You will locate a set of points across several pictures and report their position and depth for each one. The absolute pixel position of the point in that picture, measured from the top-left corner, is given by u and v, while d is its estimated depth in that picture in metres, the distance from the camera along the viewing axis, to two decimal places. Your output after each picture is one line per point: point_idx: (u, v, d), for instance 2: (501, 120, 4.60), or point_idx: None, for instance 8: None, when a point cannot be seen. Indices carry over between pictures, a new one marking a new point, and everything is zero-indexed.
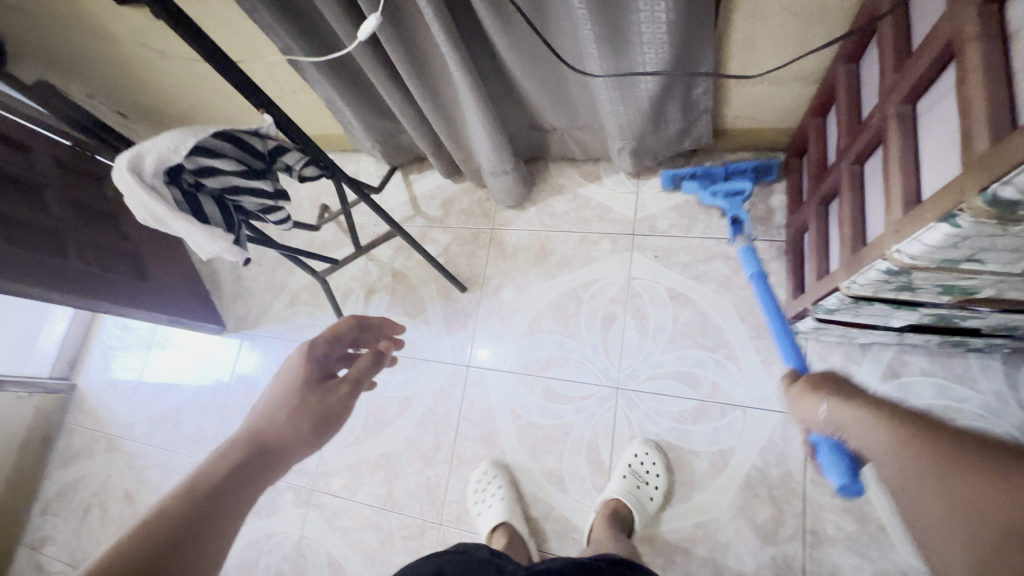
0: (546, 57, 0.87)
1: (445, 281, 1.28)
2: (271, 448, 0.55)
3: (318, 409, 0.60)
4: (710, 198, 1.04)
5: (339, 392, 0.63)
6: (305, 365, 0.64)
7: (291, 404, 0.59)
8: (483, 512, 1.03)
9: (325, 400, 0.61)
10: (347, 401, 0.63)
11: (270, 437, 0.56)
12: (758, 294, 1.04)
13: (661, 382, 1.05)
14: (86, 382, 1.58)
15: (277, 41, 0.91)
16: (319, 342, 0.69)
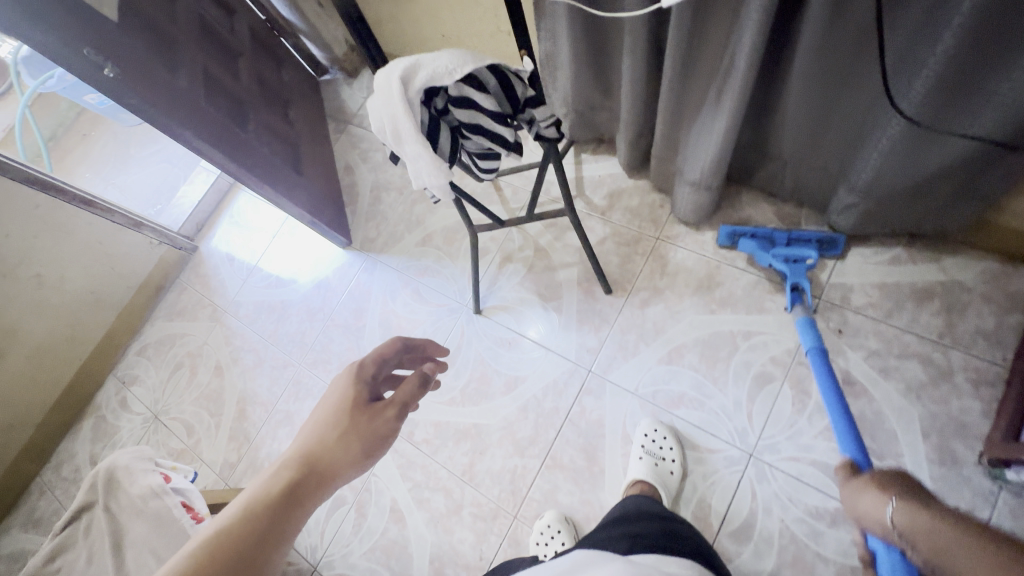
0: (841, 83, 0.76)
1: (590, 276, 1.20)
2: (310, 481, 0.48)
3: (367, 432, 0.53)
4: (770, 259, 1.02)
5: (376, 429, 0.54)
6: (354, 387, 0.56)
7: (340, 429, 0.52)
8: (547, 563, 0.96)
9: (373, 423, 0.54)
10: (395, 424, 0.55)
11: (315, 464, 0.49)
12: (955, 417, 0.90)
13: (803, 468, 0.94)
14: (207, 248, 1.63)
15: None
16: (358, 368, 0.59)
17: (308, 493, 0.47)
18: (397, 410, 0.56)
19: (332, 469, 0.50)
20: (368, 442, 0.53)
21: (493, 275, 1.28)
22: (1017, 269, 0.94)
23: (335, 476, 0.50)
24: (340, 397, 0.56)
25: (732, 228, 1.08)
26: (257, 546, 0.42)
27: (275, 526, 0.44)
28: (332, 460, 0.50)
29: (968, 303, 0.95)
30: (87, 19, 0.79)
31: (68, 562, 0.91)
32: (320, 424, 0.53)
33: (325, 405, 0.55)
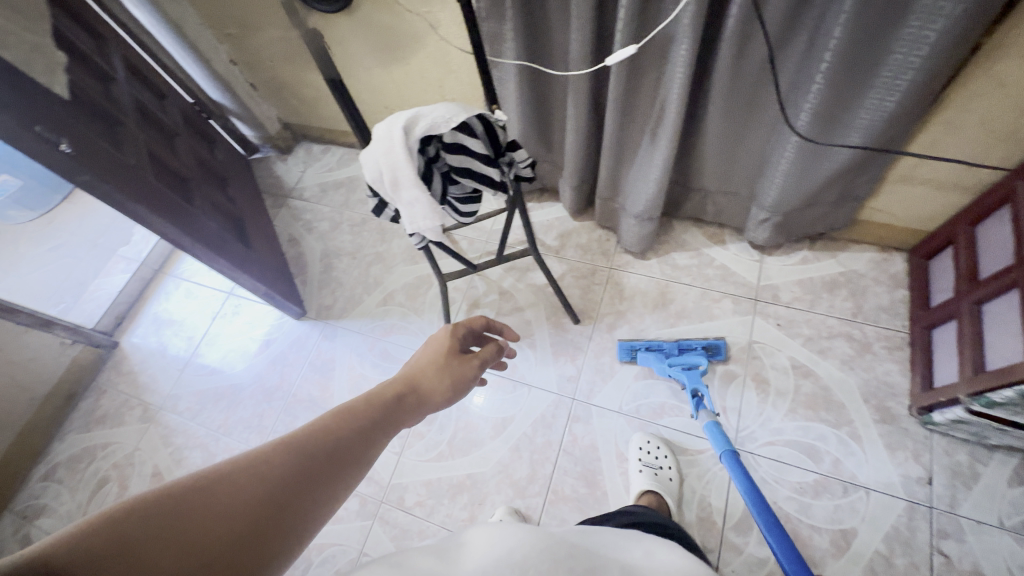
0: (745, 118, 0.95)
1: (556, 311, 1.27)
2: (416, 397, 0.56)
3: (458, 373, 0.61)
4: (668, 368, 1.10)
5: (463, 372, 0.61)
6: (449, 330, 0.65)
7: (438, 362, 0.60)
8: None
9: (462, 367, 0.62)
10: (476, 374, 0.63)
11: (420, 386, 0.57)
12: (882, 380, 1.07)
13: (780, 450, 1.04)
14: (131, 342, 1.47)
15: (494, 46, 0.97)
16: (453, 325, 0.67)
17: (411, 404, 0.54)
18: (479, 365, 0.64)
19: (428, 394, 0.57)
20: (457, 383, 0.60)
21: None
22: (891, 255, 1.18)
23: (430, 401, 0.57)
24: (436, 341, 0.64)
25: (629, 343, 1.17)
26: (377, 430, 0.49)
27: (392, 420, 0.51)
28: (431, 388, 0.58)
29: (866, 287, 1.16)
30: (35, 97, 0.76)
31: None
32: (423, 359, 0.61)
33: (425, 345, 0.63)
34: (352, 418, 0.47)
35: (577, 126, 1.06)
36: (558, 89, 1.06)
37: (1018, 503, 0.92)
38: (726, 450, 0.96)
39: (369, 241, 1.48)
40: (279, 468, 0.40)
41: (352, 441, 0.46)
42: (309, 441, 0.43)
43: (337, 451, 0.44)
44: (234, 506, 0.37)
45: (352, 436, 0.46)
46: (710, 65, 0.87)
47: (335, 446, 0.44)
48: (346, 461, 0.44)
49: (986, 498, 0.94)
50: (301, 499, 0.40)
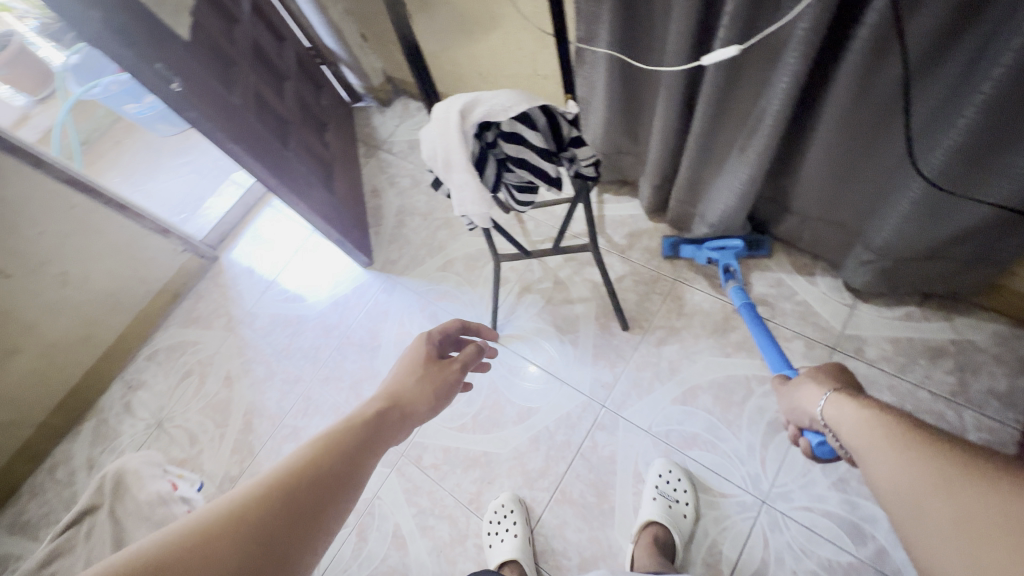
0: (864, 144, 0.81)
1: (607, 312, 1.22)
2: (402, 409, 0.62)
3: (438, 380, 0.68)
4: (703, 253, 1.13)
5: (444, 378, 0.69)
6: (426, 345, 0.73)
7: (418, 373, 0.68)
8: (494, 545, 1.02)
9: (443, 374, 0.69)
10: (458, 377, 0.71)
11: (403, 397, 0.64)
12: None
13: (816, 519, 0.94)
14: (228, 259, 1.66)
15: (589, 27, 0.91)
16: (427, 335, 0.76)
17: (400, 416, 0.61)
18: (460, 367, 0.72)
19: (415, 403, 0.64)
20: (439, 387, 0.68)
21: (512, 303, 1.30)
22: None
23: (418, 408, 0.64)
24: (413, 354, 0.71)
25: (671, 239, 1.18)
26: (370, 440, 0.56)
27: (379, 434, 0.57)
28: (413, 396, 0.65)
29: (979, 364, 0.97)
30: (160, 37, 0.85)
31: (63, 567, 0.88)
32: (402, 372, 0.68)
33: (403, 358, 0.71)
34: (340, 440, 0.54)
35: (665, 123, 0.97)
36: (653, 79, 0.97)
37: None
38: (744, 303, 1.07)
39: (442, 205, 1.51)
40: (290, 489, 0.47)
41: (343, 466, 0.51)
42: (311, 462, 0.50)
43: (335, 466, 0.51)
44: (259, 524, 0.43)
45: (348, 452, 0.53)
46: (830, 77, 0.74)
47: (334, 462, 0.51)
48: (345, 474, 0.51)
49: None
50: (301, 529, 0.45)
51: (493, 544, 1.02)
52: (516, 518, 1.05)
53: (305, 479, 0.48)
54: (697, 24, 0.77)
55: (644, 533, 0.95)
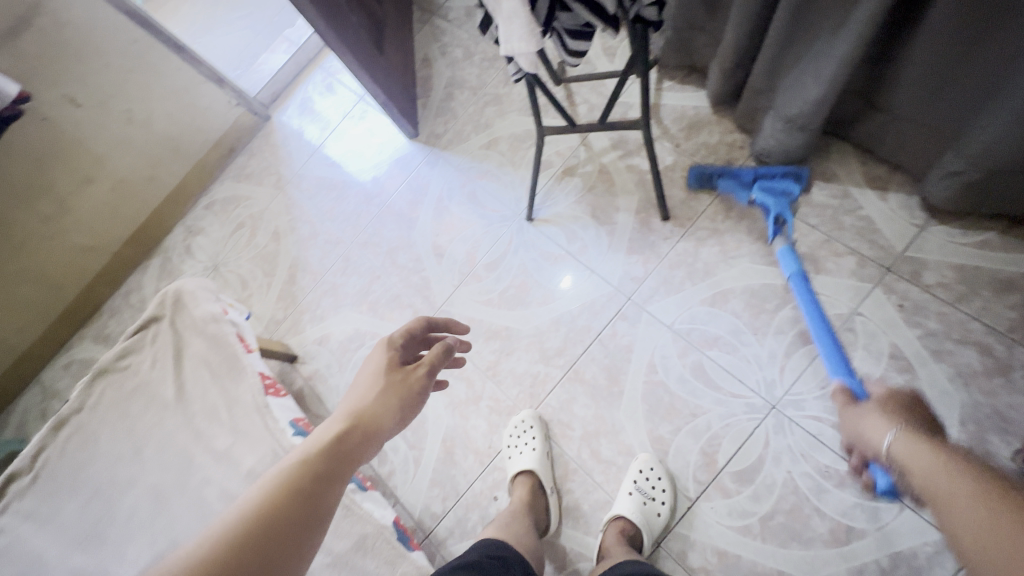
0: (994, 16, 0.68)
1: (650, 206, 1.17)
2: (360, 432, 0.55)
3: (404, 391, 0.60)
4: (750, 193, 1.06)
5: (410, 387, 0.61)
6: (388, 354, 0.64)
7: (379, 386, 0.60)
8: (514, 456, 1.05)
9: (408, 383, 0.61)
10: (426, 384, 0.62)
11: (364, 416, 0.56)
12: (999, 410, 0.87)
13: (823, 428, 0.94)
14: (280, 119, 1.68)
15: None
16: (389, 341, 0.66)
17: (359, 442, 0.54)
18: (427, 372, 0.63)
19: (375, 425, 0.56)
20: (405, 400, 0.59)
21: (551, 188, 1.27)
22: None
23: (379, 430, 0.56)
24: (372, 366, 0.63)
25: (700, 169, 1.10)
26: (323, 479, 0.49)
27: (331, 472, 0.50)
28: (375, 412, 0.57)
29: None
30: None
31: (136, 362, 1.01)
32: (362, 385, 0.61)
33: (362, 373, 0.63)
34: (282, 494, 0.46)
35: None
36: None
37: None
38: (795, 275, 0.99)
39: (493, 80, 1.43)
40: (240, 549, 0.41)
41: (285, 534, 0.44)
42: (251, 524, 0.43)
43: (284, 507, 0.45)
44: None
45: (299, 492, 0.47)
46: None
47: (278, 522, 0.44)
48: (297, 522, 0.45)
49: None
50: None
51: (513, 455, 1.05)
52: (537, 435, 1.07)
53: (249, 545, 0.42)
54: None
55: (614, 525, 0.95)
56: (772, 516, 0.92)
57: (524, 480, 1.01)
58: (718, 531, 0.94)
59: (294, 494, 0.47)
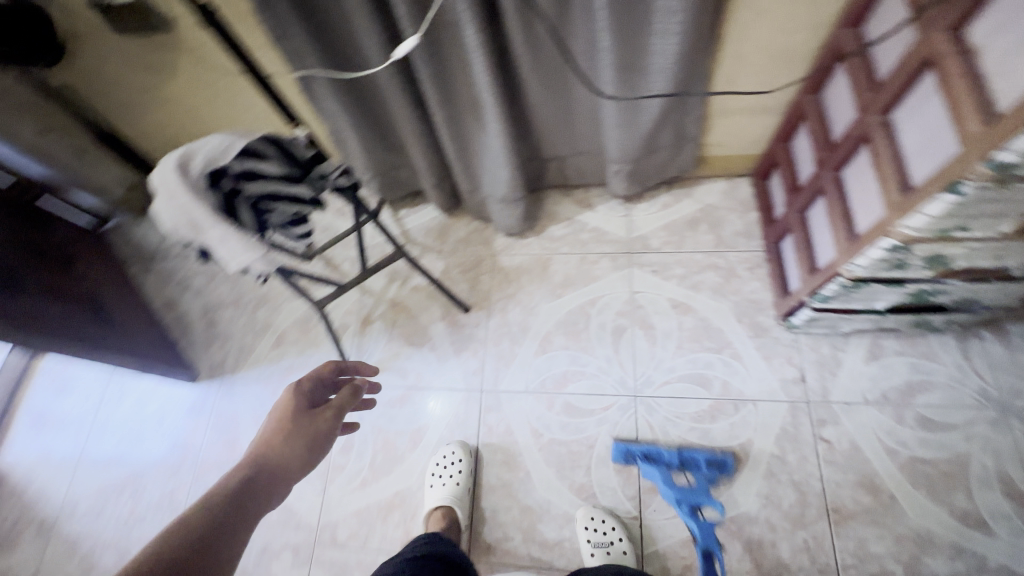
0: (558, 84, 0.98)
1: (449, 307, 1.27)
2: (263, 483, 0.59)
3: (308, 434, 0.65)
4: (673, 492, 0.99)
5: (315, 429, 0.65)
6: (295, 397, 0.68)
7: (283, 432, 0.64)
8: (437, 486, 1.05)
9: (312, 426, 0.65)
10: (332, 427, 0.67)
11: (268, 463, 0.60)
12: (749, 299, 1.15)
13: (674, 387, 1.10)
14: (7, 458, 1.32)
15: (293, 58, 0.88)
16: (298, 384, 0.70)
17: (263, 484, 0.59)
18: (334, 414, 0.68)
19: (275, 475, 0.60)
20: (311, 443, 0.64)
21: (360, 344, 1.27)
22: (737, 182, 1.26)
23: (284, 477, 0.60)
24: (276, 414, 0.66)
25: (624, 446, 1.04)
26: (222, 528, 0.52)
27: (233, 519, 0.54)
28: (277, 462, 0.61)
29: (721, 219, 1.24)
30: None
31: None
32: (268, 430, 0.64)
33: (268, 423, 0.65)
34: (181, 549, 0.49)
35: (395, 115, 1.02)
36: (359, 87, 0.97)
37: (875, 378, 1.04)
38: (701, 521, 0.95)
39: (250, 285, 1.42)
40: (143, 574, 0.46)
41: None
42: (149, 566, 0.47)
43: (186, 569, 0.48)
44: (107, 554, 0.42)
45: (198, 551, 0.50)
46: (511, 39, 0.86)
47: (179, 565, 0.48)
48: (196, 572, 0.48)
49: (850, 381, 1.04)
50: None
51: (435, 485, 1.05)
52: (464, 466, 1.07)
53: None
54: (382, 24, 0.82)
55: None
56: (695, 481, 1.02)
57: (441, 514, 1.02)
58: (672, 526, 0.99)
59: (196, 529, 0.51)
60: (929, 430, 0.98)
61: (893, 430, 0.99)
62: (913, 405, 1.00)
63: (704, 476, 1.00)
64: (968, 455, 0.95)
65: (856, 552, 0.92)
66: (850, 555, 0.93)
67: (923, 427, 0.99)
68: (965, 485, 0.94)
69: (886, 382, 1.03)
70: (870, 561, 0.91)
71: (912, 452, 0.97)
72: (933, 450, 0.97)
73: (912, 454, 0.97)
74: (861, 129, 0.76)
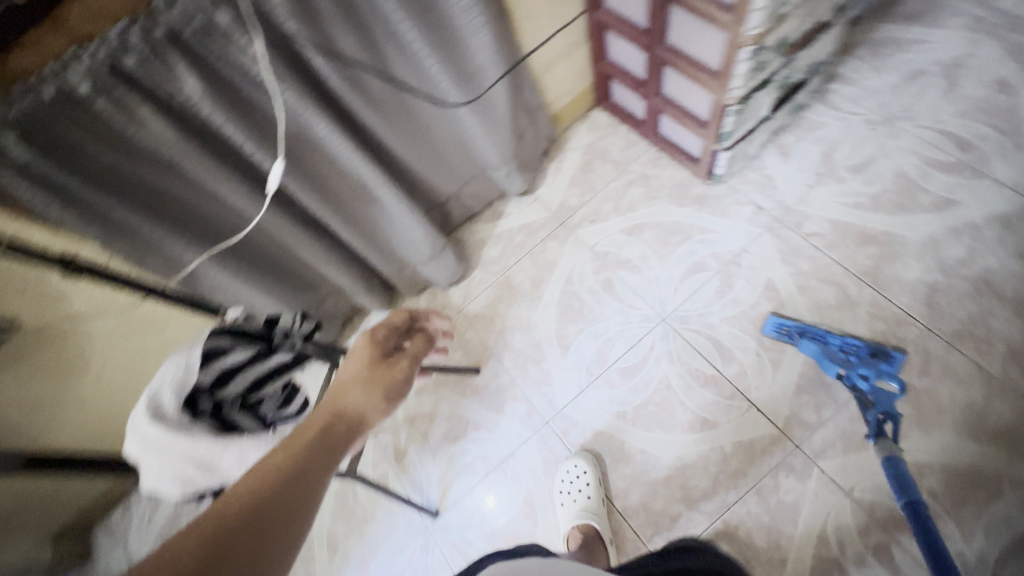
0: (416, 133, 0.98)
1: (460, 381, 1.19)
2: (348, 425, 0.53)
3: (385, 380, 0.59)
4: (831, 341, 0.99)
5: (393, 376, 0.59)
6: (370, 343, 0.62)
7: (362, 378, 0.57)
8: (566, 504, 1.00)
9: (392, 372, 0.59)
10: (411, 373, 0.61)
11: (348, 406, 0.54)
12: (675, 185, 1.23)
13: (684, 288, 1.13)
14: None
15: (165, 260, 0.80)
16: (369, 332, 0.64)
17: (344, 431, 0.52)
18: (410, 362, 0.62)
19: (357, 417, 0.54)
20: (389, 390, 0.58)
21: (410, 480, 1.13)
22: (592, 116, 1.35)
23: (364, 420, 0.54)
24: (355, 361, 0.60)
25: (780, 321, 1.04)
26: (306, 468, 0.46)
27: (314, 459, 0.47)
28: (359, 405, 0.55)
29: (604, 147, 1.31)
30: None
31: None
32: (346, 376, 0.58)
33: (344, 370, 0.59)
34: (264, 485, 0.43)
35: (300, 254, 0.96)
36: (254, 250, 0.91)
37: (801, 166, 1.16)
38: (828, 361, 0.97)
39: None
40: (225, 518, 0.40)
41: (274, 519, 0.41)
42: (230, 506, 0.41)
43: (266, 512, 0.41)
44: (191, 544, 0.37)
45: (280, 495, 0.43)
46: (358, 116, 0.86)
47: (262, 503, 0.42)
48: (281, 519, 0.41)
49: (789, 182, 1.16)
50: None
51: (565, 502, 1.00)
52: (588, 477, 1.02)
53: (230, 525, 0.39)
54: (236, 172, 0.77)
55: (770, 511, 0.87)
56: (763, 340, 1.05)
57: (583, 533, 0.97)
58: (779, 387, 1.01)
59: (281, 469, 0.45)
60: (867, 172, 1.12)
61: (845, 189, 1.12)
62: (839, 163, 1.14)
63: (870, 359, 0.96)
64: (899, 167, 1.11)
65: (902, 290, 1.02)
66: (901, 295, 1.02)
67: (859, 172, 1.12)
68: (917, 186, 1.08)
69: (810, 163, 1.16)
70: (917, 287, 1.01)
71: (868, 194, 1.10)
72: (879, 181, 1.11)
73: (870, 194, 1.10)
74: None
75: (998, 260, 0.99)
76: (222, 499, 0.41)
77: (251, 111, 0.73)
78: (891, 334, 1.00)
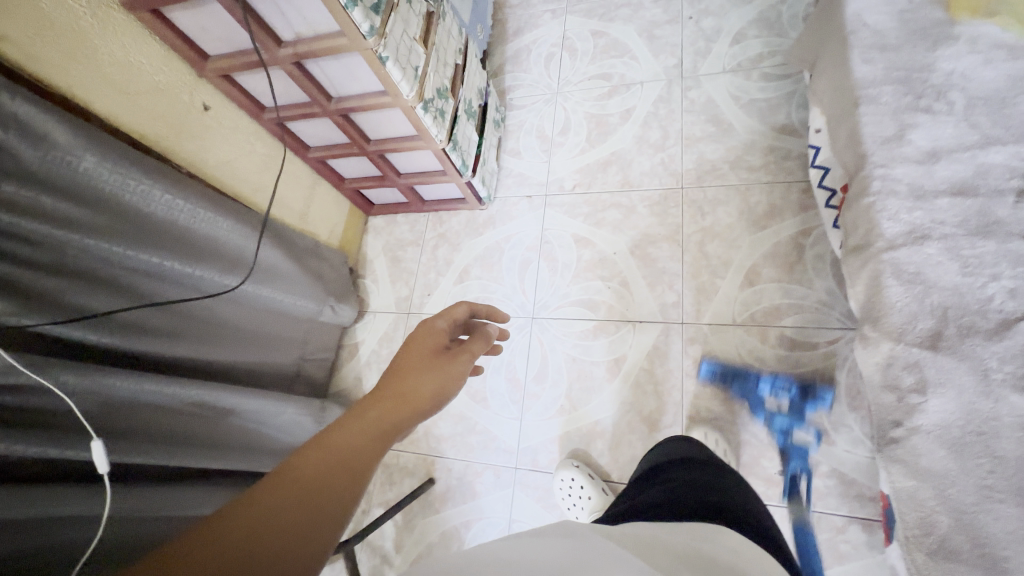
0: (221, 333, 1.00)
1: (426, 500, 1.15)
2: (408, 409, 0.57)
3: (444, 373, 0.62)
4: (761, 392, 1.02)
5: (452, 369, 0.63)
6: (430, 336, 0.66)
7: (422, 367, 0.62)
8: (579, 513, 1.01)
9: (453, 366, 0.63)
10: (466, 367, 0.65)
11: (410, 390, 0.58)
12: (464, 225, 1.41)
13: (527, 285, 1.28)
14: None
15: None
16: (431, 322, 0.69)
17: (403, 419, 0.56)
18: (469, 357, 0.65)
19: (416, 404, 0.58)
20: (448, 382, 0.62)
21: None
22: (370, 225, 1.50)
23: (422, 411, 0.58)
24: (419, 348, 0.64)
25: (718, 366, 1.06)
26: (363, 456, 0.50)
27: (373, 448, 0.51)
28: (420, 394, 0.58)
29: (396, 238, 1.45)
30: None
31: None
32: (409, 364, 0.62)
33: (405, 356, 0.63)
34: (328, 464, 0.48)
35: (186, 514, 0.86)
36: (133, 548, 0.79)
37: (531, 154, 1.43)
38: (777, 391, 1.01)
39: None
40: (291, 488, 0.45)
41: (333, 495, 0.46)
42: (296, 475, 0.46)
43: (327, 486, 0.46)
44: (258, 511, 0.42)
45: (336, 466, 0.48)
46: (146, 351, 0.85)
47: (326, 481, 0.46)
48: (337, 500, 0.46)
49: (532, 169, 1.40)
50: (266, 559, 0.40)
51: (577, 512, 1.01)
52: (579, 479, 1.02)
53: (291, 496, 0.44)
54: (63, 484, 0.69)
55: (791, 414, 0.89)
56: (603, 275, 1.22)
57: None
58: (638, 296, 1.18)
59: (341, 449, 0.49)
60: (571, 129, 1.42)
61: (568, 148, 1.40)
62: (551, 136, 1.43)
63: (801, 402, 0.99)
64: (584, 113, 1.42)
65: (649, 178, 1.28)
66: (651, 181, 1.28)
67: (566, 133, 1.42)
68: (603, 115, 1.40)
69: (535, 149, 1.43)
70: (655, 170, 1.29)
71: (583, 140, 1.39)
72: (581, 129, 1.41)
73: (583, 140, 1.39)
74: (338, 115, 1.05)
75: (679, 121, 1.32)
76: (291, 472, 0.46)
77: (42, 419, 0.68)
78: (667, 208, 1.24)
